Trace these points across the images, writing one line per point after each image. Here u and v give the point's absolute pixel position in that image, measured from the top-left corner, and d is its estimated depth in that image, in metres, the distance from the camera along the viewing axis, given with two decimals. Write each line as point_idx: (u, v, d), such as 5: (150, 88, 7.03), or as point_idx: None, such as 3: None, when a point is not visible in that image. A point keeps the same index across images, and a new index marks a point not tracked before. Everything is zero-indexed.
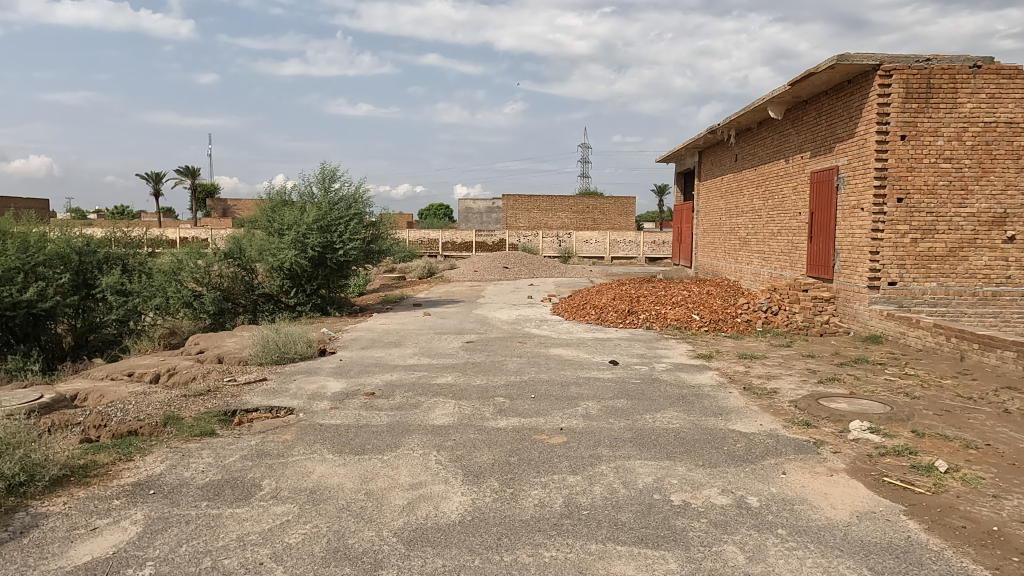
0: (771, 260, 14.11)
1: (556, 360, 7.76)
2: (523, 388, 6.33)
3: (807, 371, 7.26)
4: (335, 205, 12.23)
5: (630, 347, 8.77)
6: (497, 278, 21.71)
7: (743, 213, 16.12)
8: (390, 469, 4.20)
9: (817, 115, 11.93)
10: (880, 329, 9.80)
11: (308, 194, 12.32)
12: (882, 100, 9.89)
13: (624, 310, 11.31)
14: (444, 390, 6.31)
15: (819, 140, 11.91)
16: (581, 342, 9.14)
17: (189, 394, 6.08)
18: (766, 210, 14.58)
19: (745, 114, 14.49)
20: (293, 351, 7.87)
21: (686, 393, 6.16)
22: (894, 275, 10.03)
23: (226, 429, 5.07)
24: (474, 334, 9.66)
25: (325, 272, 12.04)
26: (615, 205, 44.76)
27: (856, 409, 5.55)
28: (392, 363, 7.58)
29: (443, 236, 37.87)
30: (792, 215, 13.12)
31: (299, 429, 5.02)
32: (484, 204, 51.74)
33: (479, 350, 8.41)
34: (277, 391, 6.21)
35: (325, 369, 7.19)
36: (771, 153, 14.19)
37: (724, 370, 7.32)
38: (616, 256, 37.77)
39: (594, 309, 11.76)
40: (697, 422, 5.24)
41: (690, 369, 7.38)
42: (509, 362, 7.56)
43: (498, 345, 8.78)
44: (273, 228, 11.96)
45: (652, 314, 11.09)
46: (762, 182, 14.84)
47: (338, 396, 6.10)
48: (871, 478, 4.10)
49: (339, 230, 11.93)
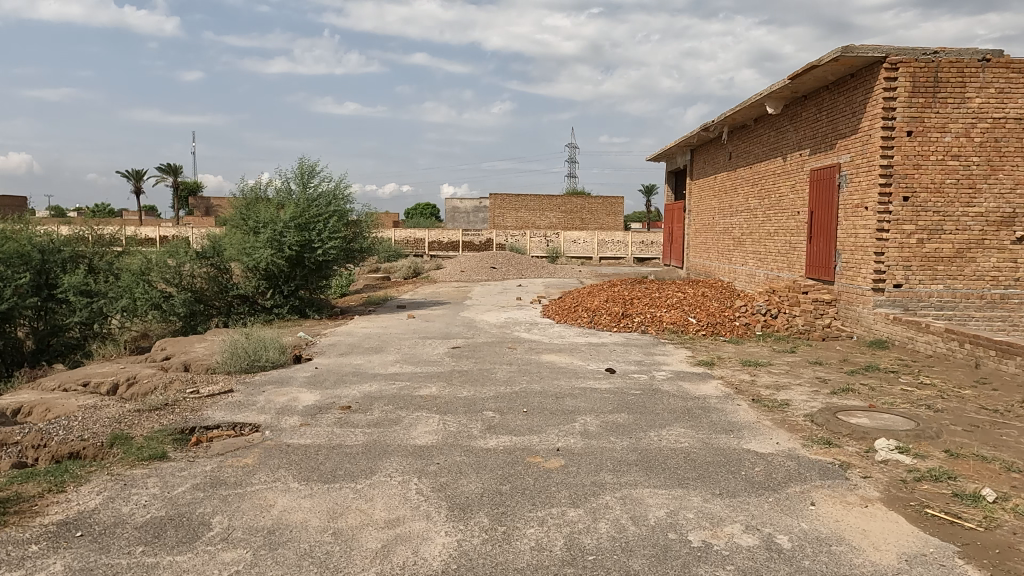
0: (767, 261, 13.68)
1: (549, 368, 7.24)
2: (513, 400, 5.79)
3: (818, 381, 6.79)
4: (314, 202, 11.63)
5: (626, 353, 8.27)
6: (485, 278, 21.16)
7: (738, 213, 15.69)
8: (363, 502, 3.66)
9: (817, 110, 11.52)
10: (885, 333, 9.36)
11: (285, 190, 11.70)
12: (888, 94, 9.48)
13: (618, 313, 10.82)
14: (427, 403, 5.76)
15: (818, 136, 11.50)
16: (574, 347, 8.63)
17: (144, 409, 5.48)
18: (762, 210, 14.16)
19: (740, 111, 14.06)
20: (264, 358, 7.29)
21: (691, 407, 5.65)
22: (899, 276, 9.61)
23: (180, 452, 4.49)
24: (461, 339, 9.12)
25: (304, 272, 11.44)
26: (604, 205, 44.40)
27: (879, 425, 5.06)
28: (372, 372, 7.03)
29: (429, 236, 37.26)
30: (789, 215, 12.70)
31: (263, 452, 4.46)
32: (472, 203, 51.17)
33: (466, 357, 7.87)
34: (242, 405, 5.63)
35: (298, 379, 6.63)
36: (767, 151, 13.78)
37: (728, 379, 6.83)
38: (605, 256, 37.38)
39: (586, 312, 11.25)
40: (707, 441, 4.73)
41: (693, 379, 6.89)
42: (498, 371, 7.02)
43: (486, 351, 8.24)
44: (248, 226, 11.34)
45: (647, 317, 10.60)
46: (757, 181, 14.42)
47: (310, 410, 5.54)
48: (911, 510, 3.60)
49: (318, 228, 11.35)
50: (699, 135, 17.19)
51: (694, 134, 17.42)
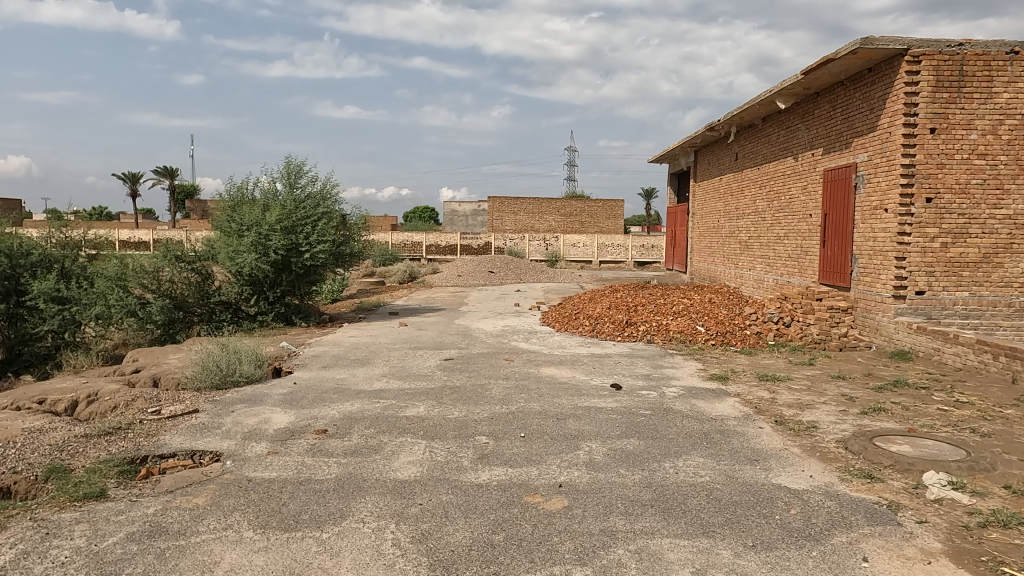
0: (777, 266, 13.09)
1: (550, 383, 6.63)
2: (510, 423, 5.18)
3: (844, 398, 6.19)
4: (301, 203, 11.03)
5: (632, 366, 7.67)
6: (483, 283, 20.54)
7: (745, 216, 15.11)
8: (328, 557, 3.05)
9: (831, 108, 10.94)
10: (908, 343, 8.75)
11: (271, 190, 11.08)
12: (910, 89, 8.89)
13: (622, 321, 10.21)
14: (413, 425, 5.15)
15: (833, 135, 10.92)
16: (576, 359, 8.02)
17: (94, 433, 4.87)
18: (771, 212, 13.56)
19: (748, 109, 13.47)
20: (238, 373, 6.66)
21: (709, 432, 5.04)
22: (922, 283, 9.02)
23: (124, 489, 3.89)
24: (455, 349, 8.51)
25: (290, 278, 10.84)
26: (604, 208, 43.87)
27: (924, 454, 4.46)
28: (356, 388, 6.42)
29: (426, 239, 36.64)
30: (801, 217, 12.11)
31: (219, 489, 3.85)
32: (471, 206, 50.61)
33: (459, 370, 7.26)
34: (206, 429, 5.02)
35: (273, 398, 6.01)
36: (776, 151, 13.18)
37: (746, 397, 6.22)
38: (605, 260, 36.81)
39: (588, 320, 10.65)
40: (731, 475, 4.13)
41: (707, 396, 6.28)
42: (493, 387, 6.42)
43: (481, 363, 7.62)
44: (231, 229, 10.74)
45: (653, 326, 10.00)
46: (766, 182, 13.84)
47: (280, 435, 4.93)
48: (984, 567, 3.00)
49: (305, 231, 10.74)
50: (704, 135, 16.60)
51: (699, 134, 16.84)
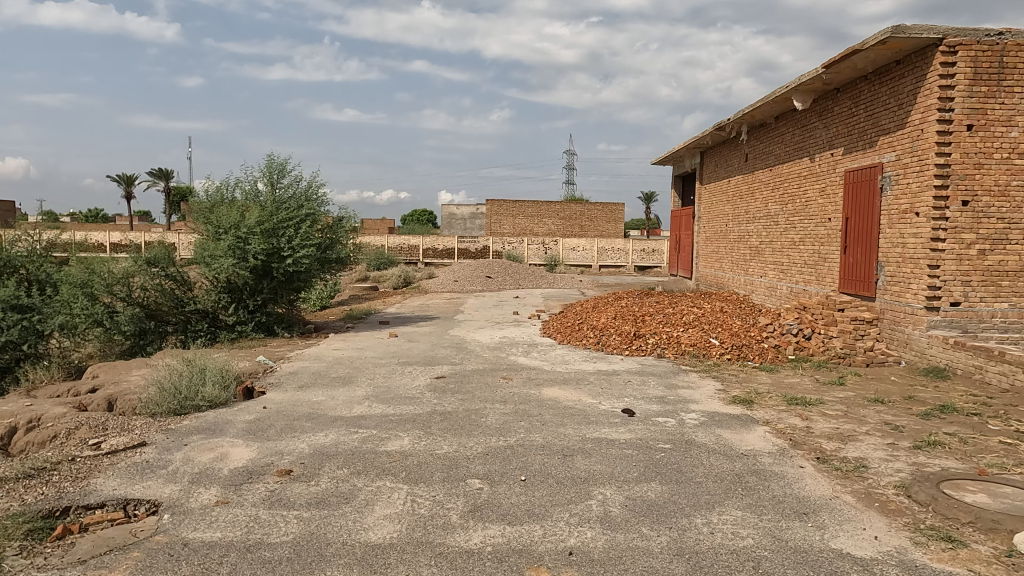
0: (792, 273, 12.34)
1: (554, 408, 5.86)
2: (507, 462, 4.41)
3: (888, 427, 5.42)
4: (283, 205, 10.29)
5: (644, 386, 6.90)
6: (480, 289, 19.82)
7: (755, 220, 14.38)
8: None
9: (853, 104, 10.22)
10: (942, 360, 8.00)
11: (251, 191, 10.33)
12: (945, 82, 8.17)
13: (629, 333, 9.46)
14: (394, 464, 4.38)
15: (855, 133, 10.20)
16: (581, 378, 7.25)
17: (12, 475, 4.08)
18: (784, 216, 12.82)
19: (761, 106, 12.75)
20: (200, 397, 5.87)
21: (742, 475, 4.27)
22: (958, 293, 8.28)
23: (25, 558, 3.12)
24: (448, 365, 7.74)
25: (272, 285, 10.09)
26: (604, 212, 43.20)
27: (1007, 506, 3.71)
28: (332, 413, 5.65)
29: (423, 243, 35.92)
30: (818, 221, 11.38)
31: (142, 560, 3.08)
32: (469, 210, 49.93)
33: (450, 391, 6.50)
34: (148, 470, 4.24)
35: (236, 427, 5.23)
36: (791, 151, 12.45)
37: (777, 426, 5.46)
38: (604, 265, 36.09)
39: (593, 331, 9.88)
40: (779, 538, 3.37)
41: (732, 425, 5.51)
42: (489, 413, 5.65)
43: (477, 383, 6.85)
44: (208, 232, 9.99)
45: (663, 338, 9.24)
46: (779, 184, 13.11)
47: (235, 477, 4.16)
48: None
49: (287, 234, 9.99)
50: (711, 135, 15.89)
51: (706, 134, 16.11)
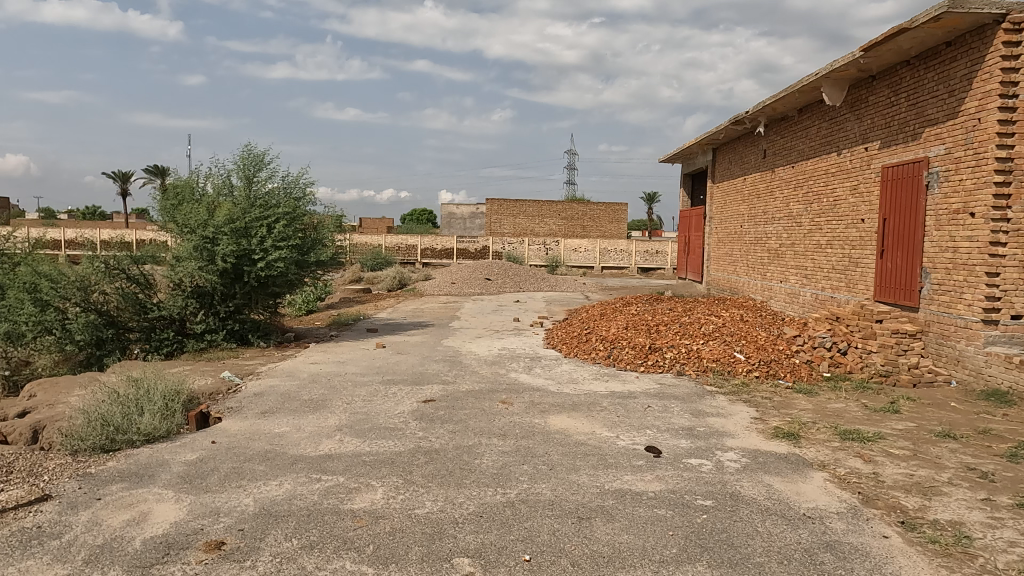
0: (817, 279, 11.35)
1: (563, 445, 4.84)
2: (507, 531, 3.39)
3: (974, 475, 4.41)
4: (260, 202, 9.30)
5: (667, 414, 5.89)
6: (479, 292, 18.83)
7: (775, 221, 13.38)
8: None
9: (892, 93, 9.24)
10: (1004, 381, 6.99)
11: (223, 184, 9.31)
12: (1008, 65, 7.18)
13: (644, 347, 8.44)
14: (359, 532, 3.37)
15: (894, 125, 9.20)
16: (591, 402, 6.24)
17: None
18: (808, 217, 11.83)
19: (782, 99, 11.77)
20: (134, 429, 4.81)
21: (814, 552, 3.26)
22: (1019, 305, 7.28)
23: None
24: (439, 385, 6.74)
25: (245, 289, 9.16)
26: (607, 212, 42.25)
27: None
28: (294, 452, 4.64)
29: (422, 243, 34.92)
30: (849, 222, 10.37)
31: None
32: (468, 210, 48.99)
33: (439, 419, 5.50)
34: (35, 543, 3.22)
35: (171, 472, 4.21)
36: (817, 146, 11.45)
37: (836, 473, 4.46)
38: (607, 266, 35.13)
39: (602, 343, 8.85)
40: None
41: (781, 470, 4.51)
42: (484, 453, 4.63)
43: (471, 409, 5.83)
44: (175, 231, 9.04)
45: (681, 353, 8.25)
46: (802, 182, 12.11)
47: (147, 554, 3.14)
48: None
49: (260, 234, 9.00)
50: (726, 130, 14.89)
51: (720, 129, 15.12)
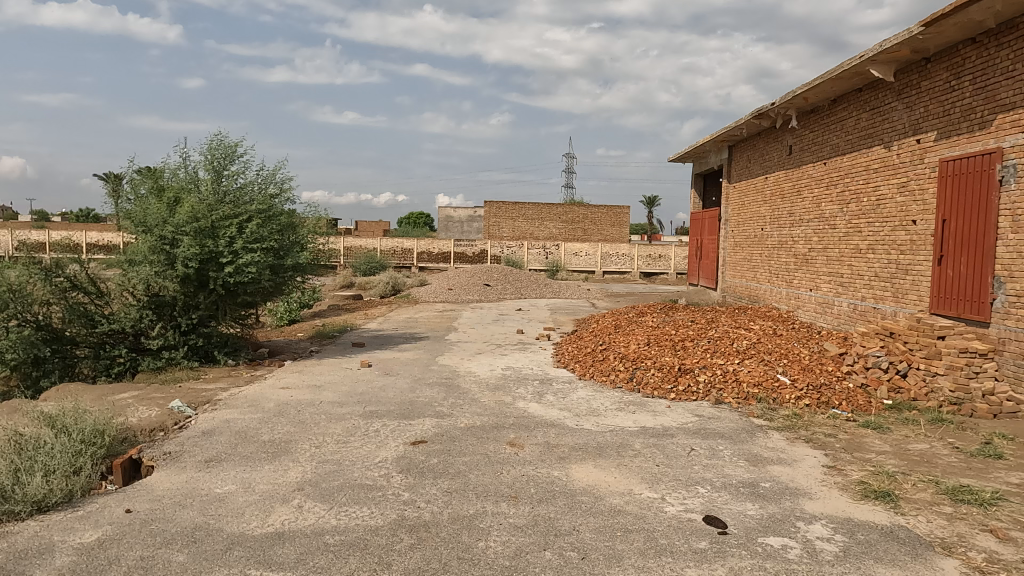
0: (856, 288, 10.19)
1: (594, 516, 3.63)
2: None
3: None
4: (228, 199, 8.05)
5: (718, 462, 4.69)
6: (477, 299, 17.66)
7: (803, 223, 12.20)
8: None
9: (954, 76, 8.06)
10: None
11: (188, 177, 8.02)
12: None
13: (672, 369, 7.22)
14: None
15: (956, 113, 8.04)
16: (621, 443, 5.03)
17: None
18: (844, 218, 10.67)
19: (817, 87, 10.59)
20: (17, 496, 3.56)
21: None
22: None
23: None
24: (431, 419, 5.53)
25: (210, 299, 7.92)
26: (609, 214, 41.10)
27: None
28: (233, 528, 3.43)
29: (418, 247, 33.72)
30: (897, 224, 9.21)
31: None
32: (466, 212, 47.82)
33: (431, 471, 4.29)
34: None
35: (50, 567, 2.99)
36: (857, 140, 10.29)
37: (972, 560, 3.26)
38: (609, 271, 33.95)
39: (622, 363, 7.63)
40: None
41: (897, 554, 3.30)
42: (491, 531, 3.41)
43: (471, 456, 4.62)
44: (129, 230, 7.76)
45: (715, 376, 7.05)
46: (837, 180, 10.93)
47: None
48: None
49: (229, 234, 7.71)
50: (747, 125, 13.73)
51: (740, 125, 13.95)
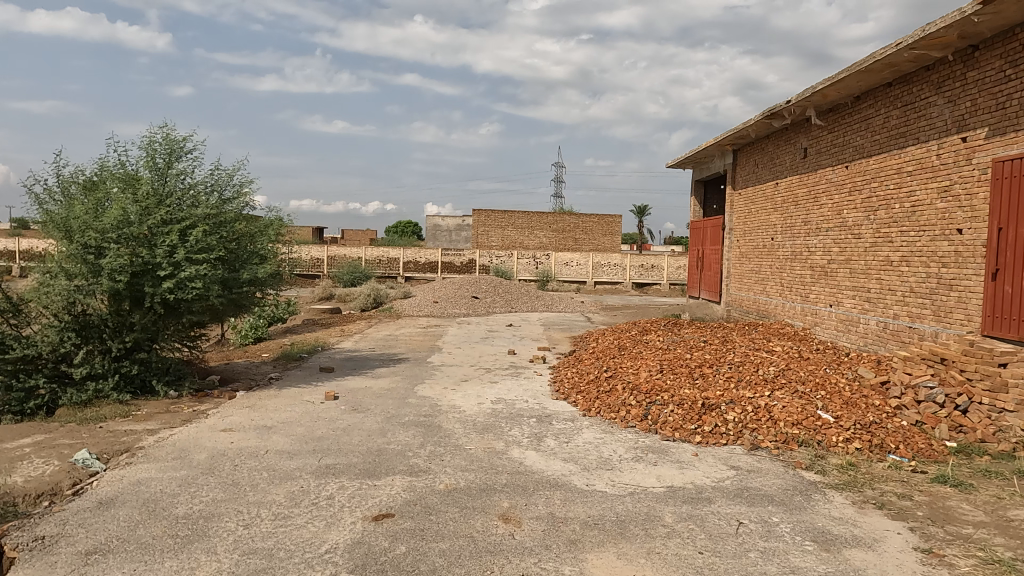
0: (886, 304, 9.14)
1: None
2: None
3: None
4: (170, 202, 6.86)
5: (780, 545, 3.54)
6: (464, 313, 16.47)
7: (821, 233, 11.14)
8: None
9: (1010, 65, 7.04)
10: None
11: (123, 175, 6.82)
12: None
13: (693, 405, 6.06)
14: None
15: (1012, 106, 7.01)
16: (648, 516, 3.87)
17: None
18: (871, 227, 9.64)
19: (841, 82, 9.57)
20: None
21: None
22: None
23: None
24: (401, 479, 4.34)
25: (147, 318, 6.69)
26: (600, 224, 40.12)
27: None
28: None
29: (404, 256, 32.48)
30: (938, 233, 8.16)
31: None
32: (454, 221, 46.71)
33: (396, 570, 3.11)
34: None
35: None
36: (886, 140, 9.28)
37: None
38: (600, 282, 32.90)
39: (633, 396, 6.47)
40: None
41: None
42: None
43: (452, 541, 3.44)
44: (51, 237, 6.54)
45: (744, 414, 5.92)
46: (862, 185, 9.89)
47: None
48: None
49: (169, 242, 6.52)
50: (757, 126, 12.70)
51: (749, 126, 12.92)
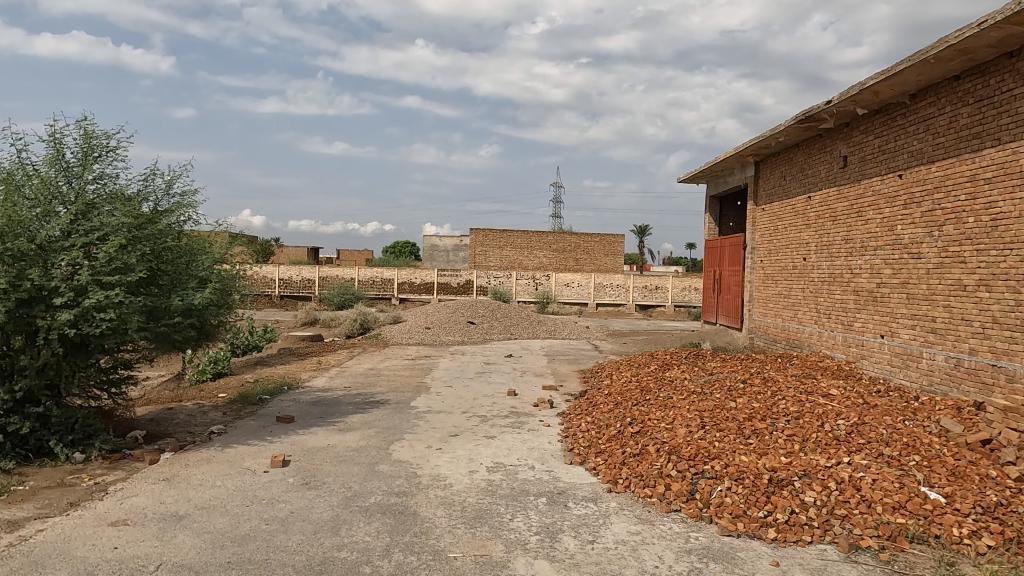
0: (959, 337, 7.65)
1: None
2: None
3: None
4: (78, 206, 5.41)
5: None
6: (459, 341, 14.93)
7: (869, 253, 9.67)
8: None
9: None
10: None
11: (16, 172, 5.37)
12: None
13: (756, 481, 4.53)
14: None
15: None
16: None
17: None
18: (935, 245, 8.19)
19: (898, 76, 8.17)
20: None
21: None
22: None
23: None
24: None
25: (41, 357, 5.18)
26: (603, 243, 38.70)
27: None
28: None
29: (399, 276, 31.05)
30: None
31: None
32: (452, 241, 45.37)
33: None
34: None
35: None
36: (953, 142, 7.87)
37: None
38: (603, 303, 31.39)
39: (672, 463, 4.95)
40: None
41: None
42: None
43: None
44: None
45: (824, 494, 4.40)
46: (923, 196, 8.44)
47: None
48: None
49: (69, 259, 5.07)
50: (788, 133, 11.28)
51: (778, 134, 11.51)
